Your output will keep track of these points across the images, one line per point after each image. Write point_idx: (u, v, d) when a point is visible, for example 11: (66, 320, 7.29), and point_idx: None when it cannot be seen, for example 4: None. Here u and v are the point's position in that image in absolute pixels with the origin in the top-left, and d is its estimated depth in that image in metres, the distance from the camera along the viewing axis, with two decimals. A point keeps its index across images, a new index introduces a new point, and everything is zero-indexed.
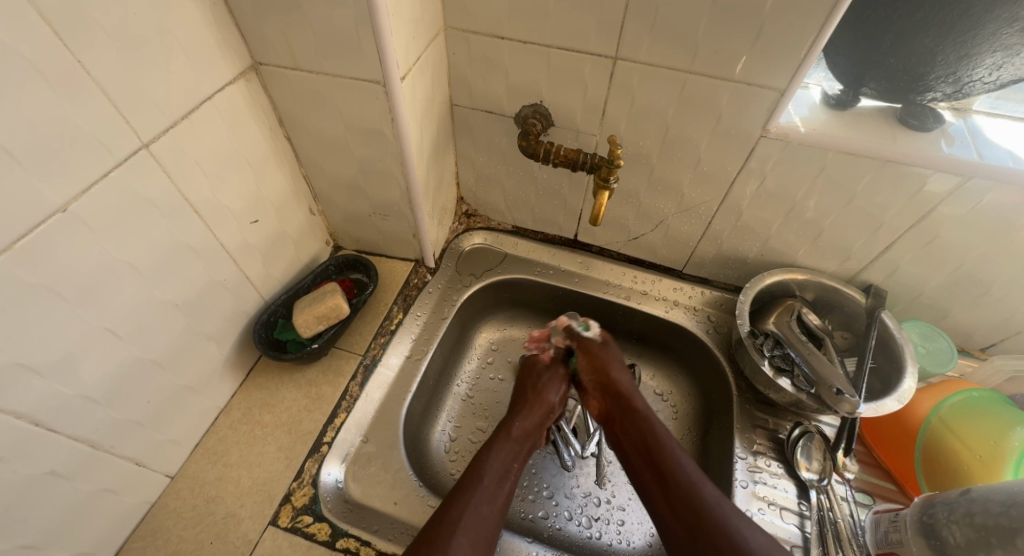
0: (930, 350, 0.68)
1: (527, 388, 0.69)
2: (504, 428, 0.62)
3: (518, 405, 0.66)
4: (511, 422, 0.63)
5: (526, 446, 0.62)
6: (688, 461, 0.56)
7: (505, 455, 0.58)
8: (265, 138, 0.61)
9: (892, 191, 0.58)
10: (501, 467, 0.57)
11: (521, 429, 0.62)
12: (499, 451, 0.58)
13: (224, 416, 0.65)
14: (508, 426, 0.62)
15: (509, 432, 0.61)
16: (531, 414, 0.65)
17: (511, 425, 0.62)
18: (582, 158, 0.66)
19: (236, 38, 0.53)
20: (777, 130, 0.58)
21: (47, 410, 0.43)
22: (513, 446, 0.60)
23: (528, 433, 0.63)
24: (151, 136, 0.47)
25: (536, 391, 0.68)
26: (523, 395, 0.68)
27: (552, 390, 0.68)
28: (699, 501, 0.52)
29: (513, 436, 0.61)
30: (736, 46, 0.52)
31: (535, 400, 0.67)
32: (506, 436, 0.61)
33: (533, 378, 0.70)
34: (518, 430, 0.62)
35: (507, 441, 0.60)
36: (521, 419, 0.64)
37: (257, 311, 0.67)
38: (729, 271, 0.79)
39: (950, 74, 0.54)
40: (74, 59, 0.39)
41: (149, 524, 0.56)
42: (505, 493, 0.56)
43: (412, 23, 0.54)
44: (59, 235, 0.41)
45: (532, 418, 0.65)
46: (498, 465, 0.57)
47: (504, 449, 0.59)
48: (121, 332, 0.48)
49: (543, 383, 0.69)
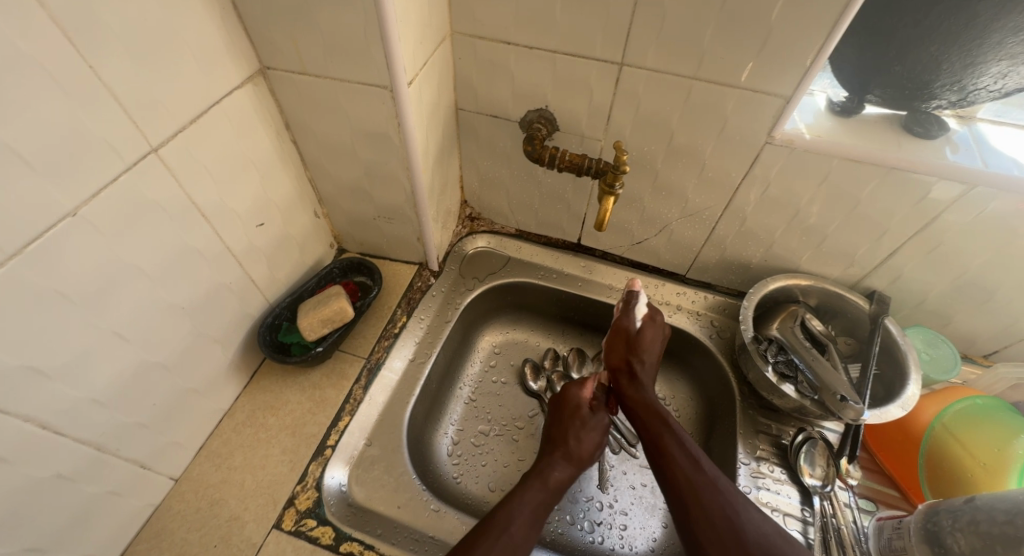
0: (933, 356, 0.68)
1: (562, 428, 0.64)
2: (539, 475, 0.57)
3: (554, 452, 0.61)
4: (547, 471, 0.58)
5: (555, 496, 0.57)
6: (705, 457, 0.54)
7: (532, 501, 0.54)
8: (272, 141, 0.61)
9: (896, 198, 0.58)
10: (529, 519, 0.52)
11: (558, 478, 0.58)
12: (525, 499, 0.54)
13: (228, 418, 0.65)
14: (545, 475, 0.57)
15: (545, 481, 0.57)
16: (570, 464, 0.60)
17: (546, 475, 0.58)
18: (587, 163, 0.66)
19: (244, 42, 0.53)
20: (782, 137, 0.58)
21: (54, 413, 0.43)
22: (544, 496, 0.55)
23: (562, 483, 0.58)
24: (161, 140, 0.47)
25: (566, 432, 0.63)
26: (557, 439, 0.62)
27: (585, 432, 0.63)
28: (722, 501, 0.50)
29: (546, 487, 0.56)
30: (742, 53, 0.52)
31: (572, 447, 0.61)
32: (541, 484, 0.56)
33: (570, 416, 0.65)
34: (553, 482, 0.57)
35: (539, 490, 0.55)
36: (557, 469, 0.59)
37: (261, 313, 0.67)
38: (732, 276, 0.80)
39: (955, 82, 0.54)
40: (87, 64, 0.39)
41: (152, 527, 0.56)
42: (531, 547, 0.51)
43: (419, 28, 0.54)
44: (68, 239, 0.41)
45: (570, 469, 0.59)
46: (524, 513, 0.52)
47: (534, 499, 0.54)
48: (128, 335, 0.48)
49: (583, 429, 0.63)
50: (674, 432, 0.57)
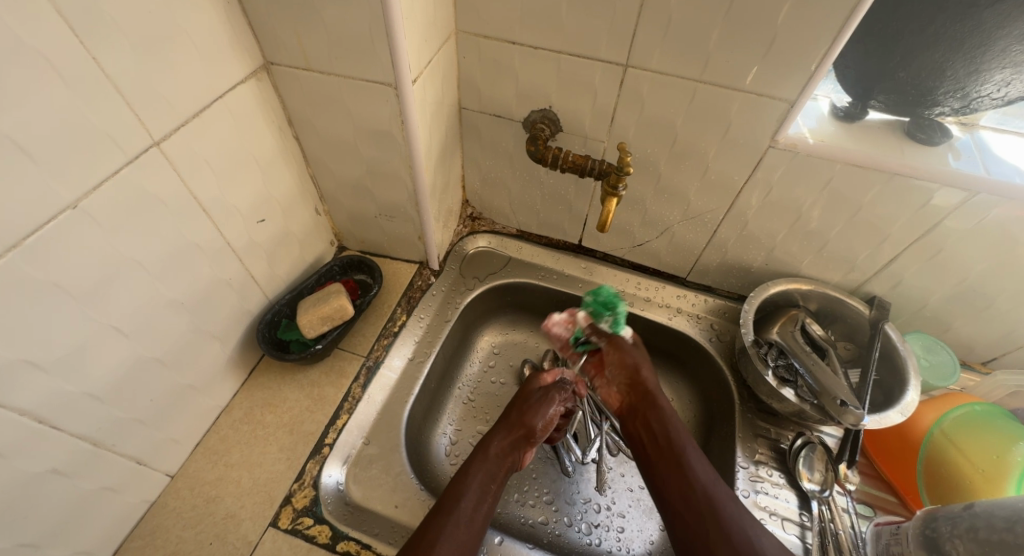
0: (932, 363, 0.68)
1: (510, 410, 0.65)
2: (482, 448, 0.59)
3: (500, 427, 0.63)
4: (491, 442, 0.60)
5: (505, 467, 0.59)
6: (701, 461, 0.56)
7: (484, 477, 0.55)
8: (274, 137, 0.61)
9: (898, 203, 0.59)
10: (480, 490, 0.54)
11: (500, 450, 0.60)
12: (476, 474, 0.55)
13: (225, 415, 0.65)
14: (487, 447, 0.59)
15: (488, 452, 0.59)
16: (512, 438, 0.61)
17: (489, 447, 0.60)
18: (590, 164, 0.66)
19: (248, 38, 0.53)
20: (785, 141, 0.58)
21: (50, 407, 0.43)
22: (491, 467, 0.57)
23: (508, 455, 0.60)
24: (163, 134, 0.46)
25: (520, 412, 0.64)
26: (508, 417, 0.64)
27: (539, 414, 0.64)
28: (714, 502, 0.52)
29: (491, 457, 0.58)
30: (748, 56, 0.53)
31: (517, 423, 0.63)
32: (483, 457, 0.58)
33: (523, 400, 0.66)
34: (496, 451, 0.59)
35: (484, 463, 0.57)
36: (500, 438, 0.61)
37: (260, 310, 0.67)
38: (733, 280, 0.80)
39: (958, 89, 0.54)
40: (90, 56, 0.39)
41: (148, 523, 0.56)
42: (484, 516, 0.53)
43: (424, 26, 0.54)
44: (69, 231, 0.41)
45: (512, 438, 0.61)
46: (476, 487, 0.54)
47: (481, 471, 0.56)
48: (127, 330, 0.48)
49: (530, 407, 0.65)
50: (686, 454, 0.57)
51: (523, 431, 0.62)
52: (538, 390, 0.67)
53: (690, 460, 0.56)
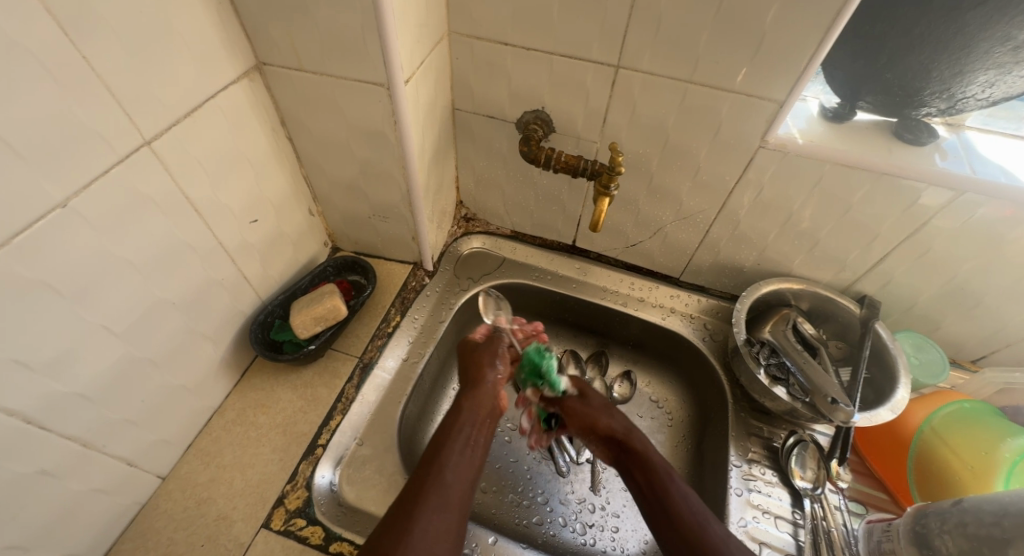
0: (923, 360, 0.68)
1: (468, 367, 0.64)
2: (455, 405, 0.59)
3: (463, 385, 0.62)
4: (462, 398, 0.59)
5: (484, 416, 0.58)
6: (688, 494, 0.52)
7: (463, 429, 0.55)
8: (267, 137, 0.61)
9: (887, 202, 0.59)
10: (464, 441, 0.54)
11: (472, 402, 0.59)
12: (456, 426, 0.55)
13: (218, 416, 0.64)
14: (460, 405, 0.59)
15: (462, 407, 0.58)
16: (482, 389, 0.61)
17: (463, 402, 0.59)
18: (583, 164, 0.66)
19: (241, 38, 0.53)
20: (775, 141, 0.59)
21: (40, 407, 0.43)
22: (468, 419, 0.56)
23: (483, 404, 0.59)
24: (154, 134, 0.46)
25: (478, 365, 0.64)
26: (468, 373, 0.63)
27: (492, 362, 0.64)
28: (706, 527, 0.49)
29: (466, 409, 0.58)
30: (737, 57, 0.53)
31: (477, 376, 0.62)
32: (456, 412, 0.57)
33: (471, 358, 0.66)
34: (469, 403, 0.59)
35: (460, 415, 0.57)
36: (470, 393, 0.60)
37: (253, 311, 0.66)
38: (726, 280, 0.80)
39: (944, 90, 0.55)
40: (80, 55, 0.39)
41: (140, 525, 0.56)
42: (473, 465, 0.53)
43: (417, 27, 0.54)
44: (60, 230, 0.41)
45: (485, 393, 0.60)
46: (459, 438, 0.54)
47: (460, 423, 0.55)
48: (117, 330, 0.48)
49: (483, 359, 0.65)
50: (666, 477, 0.54)
51: (487, 382, 0.62)
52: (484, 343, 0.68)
53: (675, 492, 0.52)
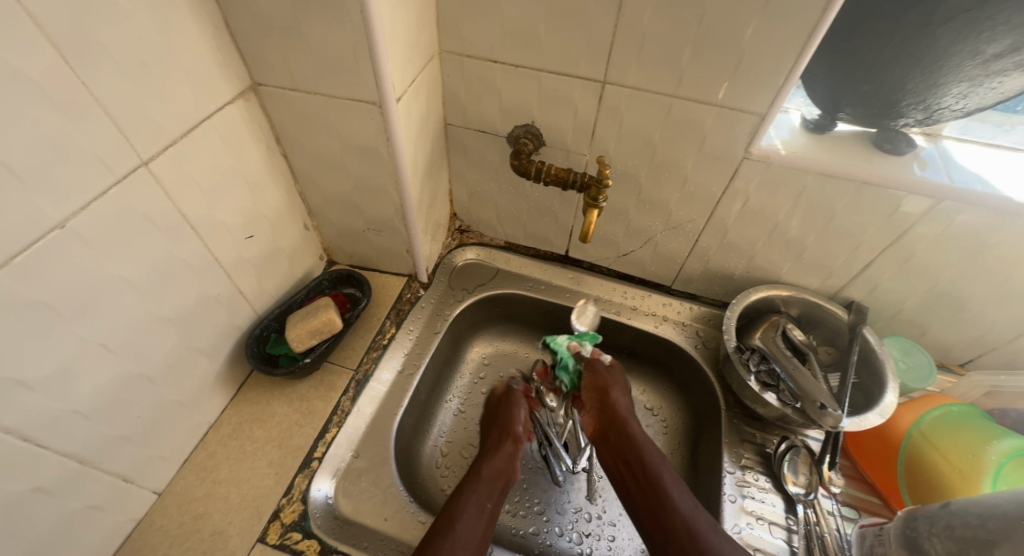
0: (910, 365, 0.69)
1: (494, 429, 0.71)
2: (474, 471, 0.63)
3: (488, 447, 0.67)
4: (481, 464, 0.64)
5: (499, 487, 0.62)
6: (682, 495, 0.61)
7: (478, 497, 0.59)
8: (262, 155, 0.62)
9: (868, 211, 0.61)
10: (476, 507, 0.58)
11: (490, 471, 0.63)
12: (473, 494, 0.59)
13: (214, 431, 0.65)
14: (478, 469, 0.63)
15: (480, 474, 0.62)
16: (499, 455, 0.66)
17: (481, 468, 0.63)
18: (573, 177, 0.67)
19: (236, 60, 0.55)
20: (759, 152, 0.60)
21: (36, 425, 0.43)
22: (485, 487, 0.61)
23: (500, 474, 0.64)
24: (151, 154, 0.47)
25: (501, 426, 0.70)
26: (493, 435, 0.70)
27: (513, 417, 0.72)
28: (694, 528, 0.57)
29: (484, 476, 0.62)
30: (719, 73, 0.55)
31: (501, 438, 0.68)
32: (475, 478, 0.62)
33: (495, 416, 0.73)
34: (489, 471, 0.63)
35: (477, 484, 0.61)
36: (489, 461, 0.65)
37: (249, 325, 0.67)
38: (717, 287, 0.81)
39: (920, 102, 0.57)
40: (79, 81, 0.40)
41: (135, 541, 0.56)
42: (484, 536, 0.56)
43: (407, 47, 0.55)
44: (57, 250, 0.42)
45: (507, 450, 0.66)
46: (472, 506, 0.58)
47: (475, 494, 0.59)
48: (113, 346, 0.48)
49: (506, 418, 0.72)
50: (664, 480, 0.62)
51: (506, 446, 0.67)
52: (502, 400, 0.75)
53: (670, 491, 0.61)
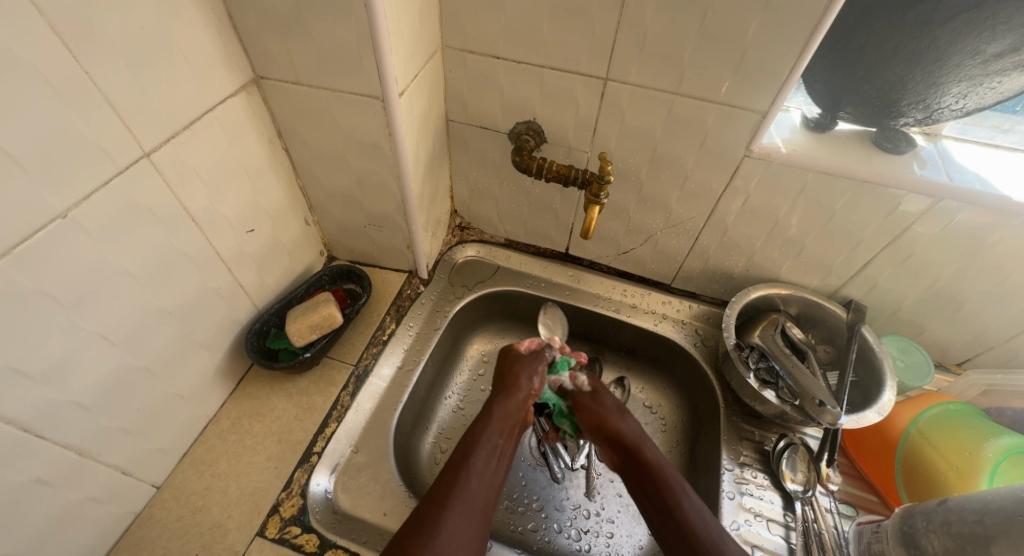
0: (908, 363, 0.70)
1: (504, 376, 0.65)
2: (486, 410, 0.59)
3: (497, 390, 0.62)
4: (493, 404, 0.60)
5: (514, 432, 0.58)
6: (693, 499, 0.52)
7: (492, 435, 0.55)
8: (264, 149, 0.62)
9: (868, 209, 0.61)
10: (488, 449, 0.53)
11: (503, 410, 0.59)
12: (485, 433, 0.55)
13: (213, 425, 0.65)
14: (490, 408, 0.59)
15: (492, 413, 0.58)
16: (514, 396, 0.61)
17: (493, 407, 0.59)
18: (574, 173, 0.67)
19: (239, 53, 0.55)
20: (760, 150, 0.60)
21: (36, 416, 0.43)
22: (498, 426, 0.57)
23: (513, 414, 0.59)
24: (154, 145, 0.47)
25: (513, 373, 0.64)
26: (504, 380, 0.64)
27: (528, 374, 0.65)
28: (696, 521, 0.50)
29: (496, 415, 0.58)
30: (720, 71, 0.55)
31: (511, 384, 0.63)
32: (488, 417, 0.58)
33: (509, 364, 0.66)
34: (500, 411, 0.59)
35: (489, 422, 0.57)
36: (503, 400, 0.60)
37: (249, 319, 0.67)
38: (716, 286, 0.81)
39: (920, 101, 0.57)
40: (83, 70, 0.40)
41: (134, 534, 0.56)
42: (495, 473, 0.52)
43: (410, 42, 0.55)
44: (59, 241, 0.42)
45: (517, 400, 0.61)
46: (486, 445, 0.54)
47: (488, 431, 0.55)
48: (114, 338, 0.48)
49: (519, 367, 0.65)
50: (673, 485, 0.53)
51: (519, 391, 0.62)
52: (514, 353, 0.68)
53: (678, 496, 0.52)
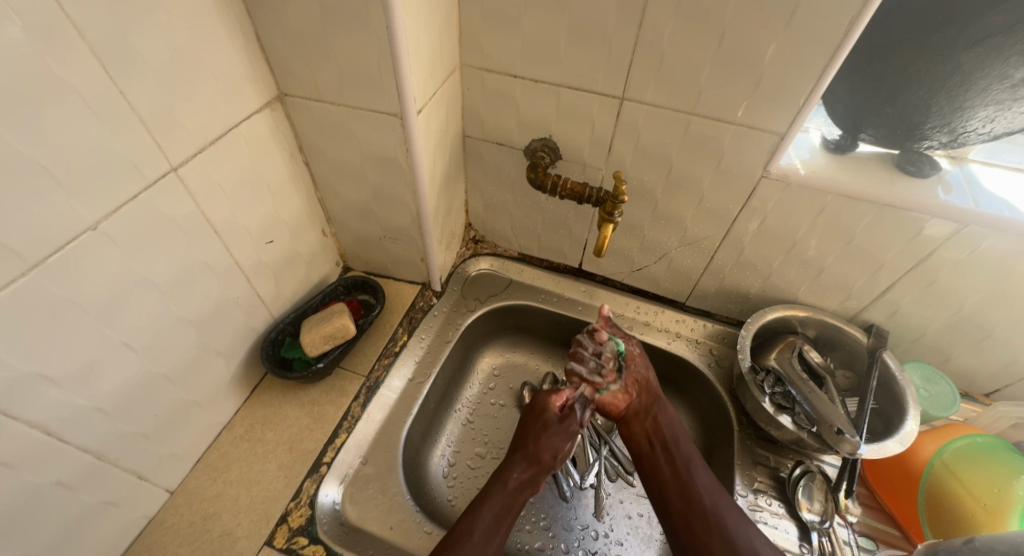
0: (932, 393, 0.68)
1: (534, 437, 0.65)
2: (499, 479, 0.61)
3: (518, 457, 0.63)
4: (507, 474, 0.61)
5: (519, 502, 0.60)
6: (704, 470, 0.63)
7: (496, 510, 0.58)
8: (285, 163, 0.64)
9: (891, 233, 0.60)
10: (491, 523, 0.56)
11: (516, 482, 0.61)
12: (490, 504, 0.58)
13: (227, 432, 0.66)
14: (505, 478, 0.61)
15: (504, 484, 0.60)
16: (529, 467, 0.62)
17: (508, 476, 0.61)
18: (588, 191, 0.67)
19: (265, 72, 0.57)
20: (777, 171, 0.60)
21: (59, 420, 0.44)
22: (505, 499, 0.59)
23: (523, 488, 0.61)
24: (181, 160, 0.49)
25: (538, 444, 0.64)
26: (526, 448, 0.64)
27: (557, 449, 0.64)
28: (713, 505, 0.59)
29: (506, 490, 0.60)
30: (738, 92, 0.55)
31: (536, 456, 0.63)
32: (500, 487, 0.60)
33: (542, 431, 0.65)
34: (513, 485, 0.61)
35: (499, 495, 0.59)
36: (517, 471, 0.62)
37: (265, 328, 0.68)
38: (732, 305, 0.80)
39: (945, 125, 0.56)
40: (118, 90, 0.42)
41: (146, 540, 0.56)
42: (494, 550, 0.55)
43: (429, 60, 0.56)
44: (88, 251, 0.43)
45: (529, 472, 0.62)
46: (487, 522, 0.56)
47: (495, 504, 0.58)
48: (136, 345, 0.50)
49: (549, 438, 0.65)
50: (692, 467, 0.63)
51: (540, 463, 0.63)
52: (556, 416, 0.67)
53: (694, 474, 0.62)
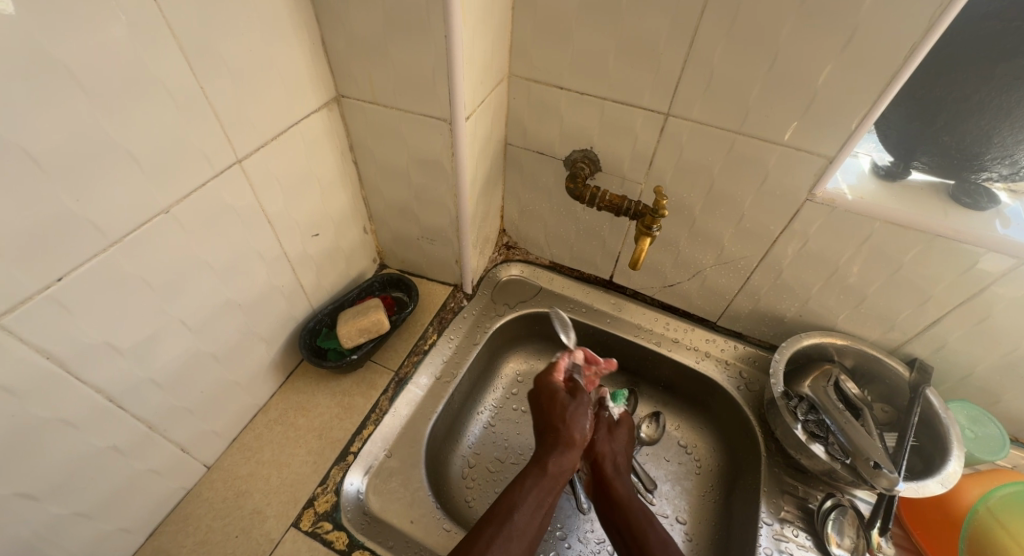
0: (978, 435, 0.65)
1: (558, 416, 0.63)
2: (537, 462, 0.59)
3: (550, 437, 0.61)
4: (546, 456, 0.59)
5: (561, 482, 0.59)
6: None
7: (539, 491, 0.56)
8: (336, 160, 0.67)
9: (941, 264, 0.58)
10: (535, 503, 0.55)
11: (556, 467, 0.59)
12: (531, 487, 0.56)
13: (262, 414, 0.69)
14: (542, 461, 0.59)
15: (543, 467, 0.58)
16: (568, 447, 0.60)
17: (545, 461, 0.59)
18: (627, 204, 0.67)
19: (326, 74, 0.60)
20: (823, 196, 0.59)
21: (119, 388, 0.47)
22: (547, 483, 0.57)
23: (563, 471, 0.59)
24: (245, 153, 0.52)
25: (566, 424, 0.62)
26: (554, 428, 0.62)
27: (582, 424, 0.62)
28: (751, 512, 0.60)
29: (547, 472, 0.58)
30: (788, 113, 0.54)
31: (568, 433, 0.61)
32: (538, 472, 0.58)
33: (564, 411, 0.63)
34: (552, 467, 0.58)
35: (540, 479, 0.57)
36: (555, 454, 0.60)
37: (304, 318, 0.71)
38: (765, 328, 0.79)
39: (1006, 156, 0.54)
40: (198, 85, 0.45)
41: (182, 510, 0.59)
42: (537, 525, 0.55)
43: (481, 69, 0.58)
44: (158, 233, 0.46)
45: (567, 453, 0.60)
46: (531, 501, 0.55)
47: (537, 486, 0.57)
48: (190, 324, 0.53)
49: (572, 415, 0.62)
50: None
51: (574, 443, 0.61)
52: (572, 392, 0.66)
53: None
